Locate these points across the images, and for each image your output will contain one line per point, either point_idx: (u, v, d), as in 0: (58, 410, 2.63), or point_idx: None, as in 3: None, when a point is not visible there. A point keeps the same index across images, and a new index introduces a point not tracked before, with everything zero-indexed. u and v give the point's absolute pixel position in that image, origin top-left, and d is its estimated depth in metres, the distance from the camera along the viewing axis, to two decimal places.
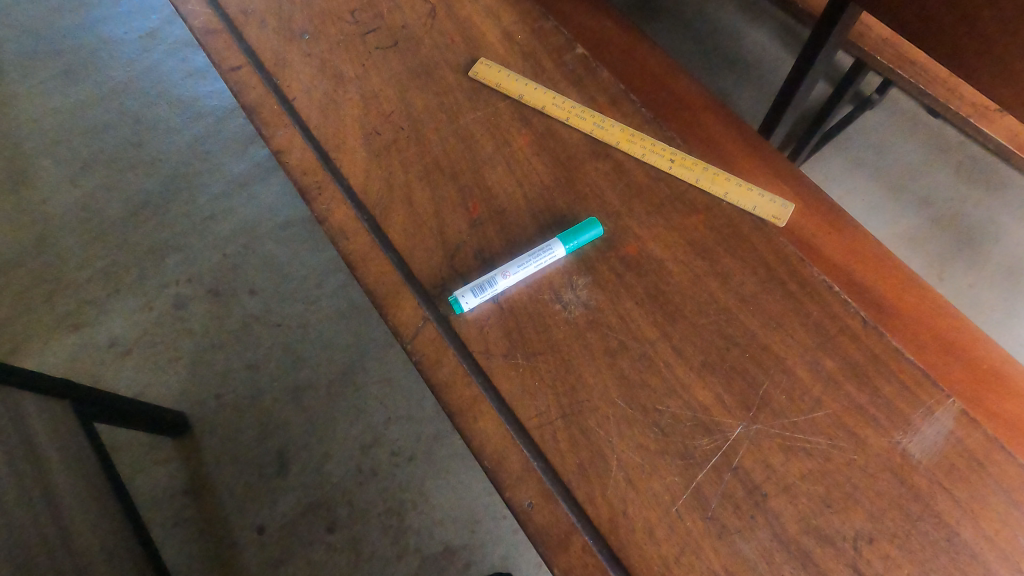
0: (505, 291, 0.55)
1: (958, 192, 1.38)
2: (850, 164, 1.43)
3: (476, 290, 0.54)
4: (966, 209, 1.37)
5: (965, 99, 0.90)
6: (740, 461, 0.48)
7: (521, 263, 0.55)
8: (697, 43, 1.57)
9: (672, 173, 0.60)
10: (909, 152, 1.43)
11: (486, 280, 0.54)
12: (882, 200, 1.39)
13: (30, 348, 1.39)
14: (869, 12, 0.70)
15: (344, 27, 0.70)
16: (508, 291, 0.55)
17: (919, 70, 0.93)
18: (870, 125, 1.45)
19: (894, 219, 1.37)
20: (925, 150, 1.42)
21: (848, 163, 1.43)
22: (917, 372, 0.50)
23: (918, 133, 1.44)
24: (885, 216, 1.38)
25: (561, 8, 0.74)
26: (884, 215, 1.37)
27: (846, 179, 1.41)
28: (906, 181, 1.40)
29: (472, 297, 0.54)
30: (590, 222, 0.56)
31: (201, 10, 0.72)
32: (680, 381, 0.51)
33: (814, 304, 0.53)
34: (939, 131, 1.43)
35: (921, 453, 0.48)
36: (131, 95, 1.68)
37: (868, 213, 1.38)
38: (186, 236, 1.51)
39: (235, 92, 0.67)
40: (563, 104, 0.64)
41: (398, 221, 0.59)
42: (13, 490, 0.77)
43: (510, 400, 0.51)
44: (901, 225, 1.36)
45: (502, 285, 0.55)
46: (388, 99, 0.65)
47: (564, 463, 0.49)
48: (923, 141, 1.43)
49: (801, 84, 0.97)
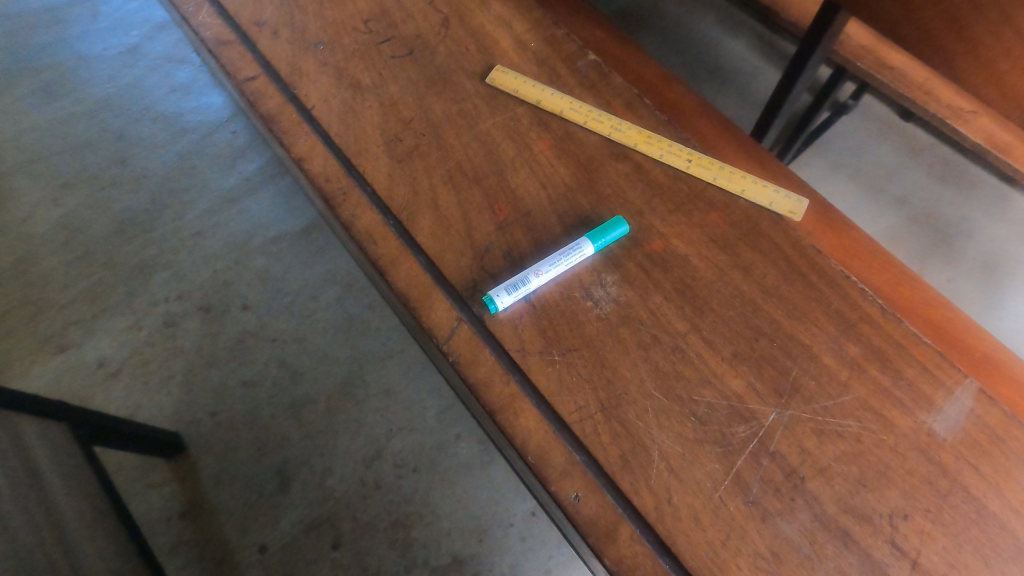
0: (537, 290, 0.56)
1: (932, 191, 1.44)
2: (829, 167, 1.49)
3: (509, 289, 0.55)
4: (941, 206, 1.43)
5: (941, 102, 0.94)
6: (777, 445, 0.50)
7: (553, 262, 0.56)
8: (679, 53, 1.62)
9: (690, 172, 0.62)
10: (884, 154, 1.49)
11: (518, 279, 0.56)
12: (862, 200, 1.45)
13: (13, 371, 1.34)
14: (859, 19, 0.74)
15: (358, 37, 0.70)
16: (540, 289, 0.56)
17: (897, 74, 0.98)
18: (846, 130, 1.52)
19: (875, 219, 1.43)
20: (899, 152, 1.49)
21: (828, 166, 1.49)
22: (935, 355, 0.53)
23: (892, 136, 1.50)
24: (867, 217, 1.43)
25: (567, 18, 0.76)
26: (865, 215, 1.43)
27: (828, 181, 1.47)
28: (883, 182, 1.46)
29: (506, 295, 0.55)
30: (617, 220, 0.58)
31: (212, 22, 0.72)
32: (713, 371, 0.52)
33: (835, 294, 0.56)
34: (911, 134, 1.50)
35: (946, 431, 0.50)
36: (113, 111, 1.65)
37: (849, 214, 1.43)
38: (175, 252, 1.49)
39: (251, 102, 0.67)
40: (581, 108, 0.66)
41: (425, 225, 0.59)
42: (19, 513, 0.75)
43: (549, 396, 0.52)
44: (881, 224, 1.42)
45: (535, 283, 0.56)
46: (406, 106, 0.66)
47: (607, 455, 0.49)
48: (897, 144, 1.49)
49: (793, 88, 1.01)
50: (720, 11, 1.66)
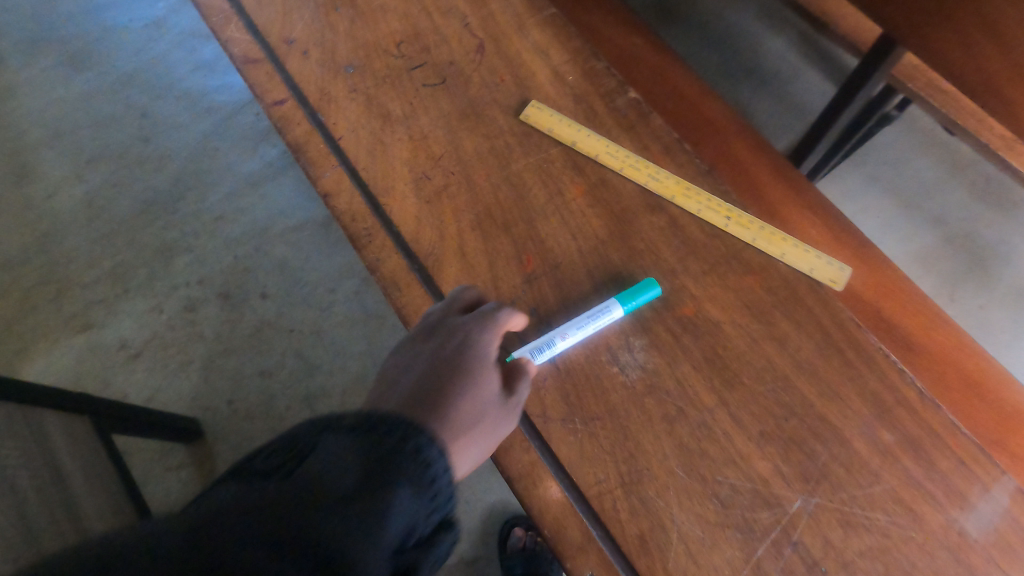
0: (562, 351, 0.54)
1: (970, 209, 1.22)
2: (862, 181, 1.27)
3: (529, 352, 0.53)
4: (979, 227, 1.21)
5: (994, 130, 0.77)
6: (800, 535, 0.49)
7: (579, 324, 0.54)
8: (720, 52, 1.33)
9: (728, 231, 0.59)
10: (920, 164, 1.26)
11: (540, 341, 0.54)
12: (893, 216, 1.24)
13: (38, 349, 1.36)
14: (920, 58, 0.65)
15: (390, 61, 0.68)
16: (565, 351, 0.55)
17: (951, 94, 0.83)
18: (883, 140, 1.28)
19: (904, 238, 1.22)
20: (937, 163, 1.26)
21: (859, 178, 1.27)
22: (971, 447, 0.51)
23: (932, 150, 1.27)
24: (896, 234, 1.22)
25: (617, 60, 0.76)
26: (894, 233, 1.22)
27: (858, 196, 1.26)
28: (918, 196, 1.24)
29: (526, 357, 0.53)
30: (648, 282, 0.56)
31: (241, 37, 0.70)
32: (739, 450, 0.51)
33: (871, 373, 0.53)
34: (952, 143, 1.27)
35: (978, 532, 0.48)
36: (138, 87, 1.62)
37: (877, 231, 1.22)
38: (197, 236, 1.48)
39: (278, 128, 0.65)
40: (616, 153, 0.63)
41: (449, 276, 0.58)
42: (42, 515, 0.75)
43: (569, 467, 0.51)
44: (911, 243, 1.21)
45: (558, 347, 0.54)
46: (437, 141, 0.64)
47: (625, 533, 0.49)
48: (937, 159, 1.26)
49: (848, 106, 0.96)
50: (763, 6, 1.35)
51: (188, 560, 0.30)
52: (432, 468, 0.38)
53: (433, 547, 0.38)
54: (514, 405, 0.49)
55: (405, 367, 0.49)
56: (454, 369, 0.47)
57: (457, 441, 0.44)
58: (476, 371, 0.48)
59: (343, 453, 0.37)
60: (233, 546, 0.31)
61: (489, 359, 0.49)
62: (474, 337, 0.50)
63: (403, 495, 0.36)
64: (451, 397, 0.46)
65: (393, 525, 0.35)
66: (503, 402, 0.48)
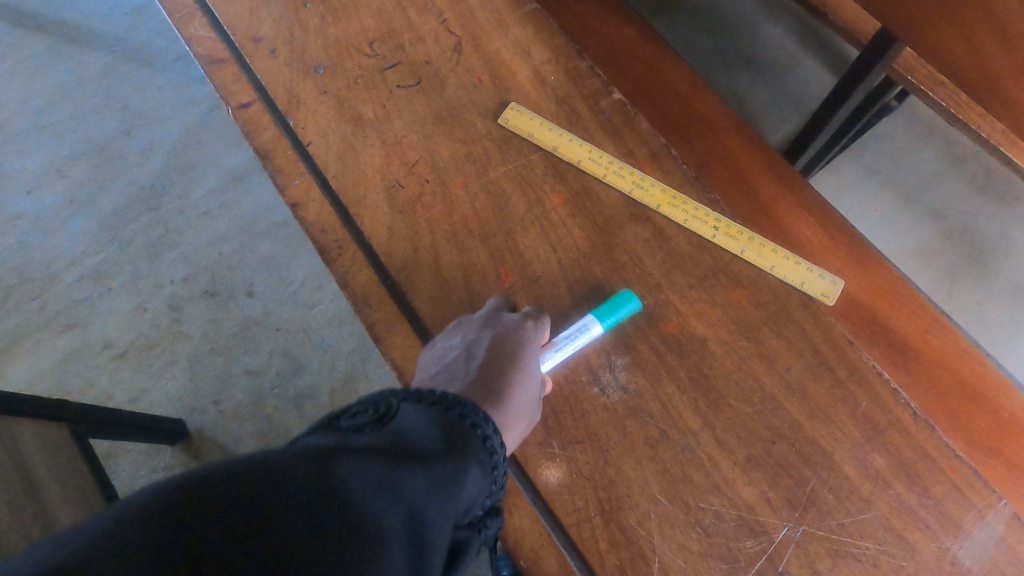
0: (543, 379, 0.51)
1: (973, 202, 1.16)
2: (861, 173, 1.22)
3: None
4: (982, 221, 1.15)
5: (997, 126, 0.74)
6: (787, 565, 0.47)
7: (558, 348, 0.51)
8: (713, 38, 1.27)
9: (716, 242, 0.57)
10: (921, 157, 1.20)
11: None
12: (891, 210, 1.19)
13: (21, 348, 1.33)
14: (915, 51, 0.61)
15: (363, 61, 0.64)
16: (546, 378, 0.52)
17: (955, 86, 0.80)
18: (884, 131, 1.22)
19: (902, 232, 1.18)
20: (938, 155, 1.20)
21: (856, 171, 1.22)
22: (967, 471, 0.49)
23: (933, 142, 1.20)
24: (894, 229, 1.18)
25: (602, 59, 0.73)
26: (892, 228, 1.18)
27: (856, 189, 1.21)
28: (918, 190, 1.19)
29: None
30: (626, 295, 0.53)
31: (205, 35, 0.66)
32: (725, 476, 0.49)
33: (864, 394, 0.51)
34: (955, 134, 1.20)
35: (971, 560, 0.47)
36: (120, 78, 1.56)
37: (874, 226, 1.18)
38: (181, 232, 1.43)
39: (245, 133, 0.62)
40: (600, 158, 0.60)
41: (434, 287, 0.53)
42: (13, 529, 0.73)
43: (547, 494, 0.49)
44: (908, 238, 1.17)
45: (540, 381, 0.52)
46: (412, 146, 0.61)
47: (604, 564, 0.47)
48: (939, 150, 1.20)
49: (848, 100, 0.93)
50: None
51: (287, 488, 0.26)
52: (495, 450, 0.37)
53: (481, 530, 0.37)
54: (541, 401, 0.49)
55: (455, 354, 0.48)
56: (508, 359, 0.47)
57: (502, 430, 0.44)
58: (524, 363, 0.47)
59: (422, 423, 0.36)
60: (337, 476, 0.28)
61: (535, 355, 0.49)
62: (524, 333, 0.50)
63: (473, 471, 0.34)
64: (507, 386, 0.45)
65: (466, 497, 0.33)
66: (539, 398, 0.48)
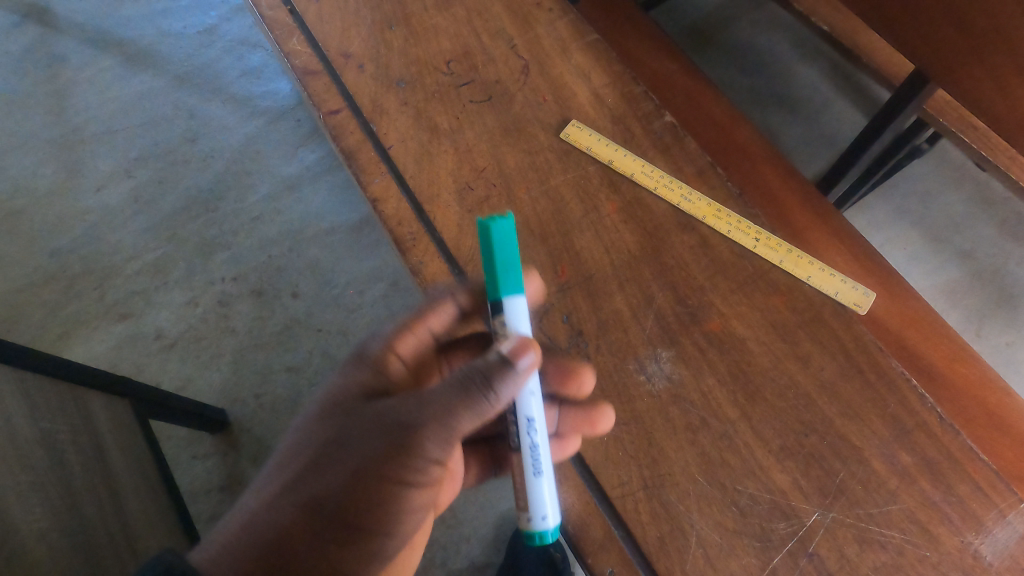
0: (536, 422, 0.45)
1: (1001, 247, 1.20)
2: (891, 212, 1.25)
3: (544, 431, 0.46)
4: (1009, 265, 1.19)
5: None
6: (816, 547, 0.51)
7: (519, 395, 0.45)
8: (750, 76, 1.33)
9: (757, 252, 0.62)
10: (952, 201, 1.24)
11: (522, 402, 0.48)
12: (922, 249, 1.22)
13: (79, 334, 1.31)
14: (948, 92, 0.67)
15: (440, 78, 0.72)
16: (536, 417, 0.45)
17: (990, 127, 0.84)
18: (915, 172, 1.27)
19: (933, 271, 1.20)
20: (968, 200, 1.24)
21: (889, 210, 1.25)
22: (990, 474, 0.52)
23: (964, 186, 1.24)
24: (925, 268, 1.20)
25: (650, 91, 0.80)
26: (923, 266, 1.20)
27: (887, 226, 1.24)
28: (947, 232, 1.22)
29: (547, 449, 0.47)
30: (508, 242, 0.44)
31: (302, 50, 0.75)
32: (760, 463, 0.53)
33: (892, 397, 0.55)
34: (986, 181, 1.24)
35: (992, 555, 0.50)
36: (188, 89, 1.54)
37: (906, 264, 1.21)
38: (235, 234, 1.41)
39: (333, 136, 0.70)
40: (651, 172, 0.66)
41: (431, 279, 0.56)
42: (86, 488, 0.72)
43: (594, 467, 0.54)
44: (939, 277, 1.19)
45: (534, 402, 0.45)
46: (481, 154, 0.68)
47: (645, 534, 0.51)
48: (969, 194, 1.24)
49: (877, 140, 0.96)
50: (798, 36, 1.35)
51: None
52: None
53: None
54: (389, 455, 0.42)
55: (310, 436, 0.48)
56: (322, 434, 0.44)
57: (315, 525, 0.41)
58: (349, 415, 0.45)
59: None
60: None
61: (356, 415, 0.45)
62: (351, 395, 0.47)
63: None
64: (308, 474, 0.42)
65: None
66: (383, 441, 0.42)
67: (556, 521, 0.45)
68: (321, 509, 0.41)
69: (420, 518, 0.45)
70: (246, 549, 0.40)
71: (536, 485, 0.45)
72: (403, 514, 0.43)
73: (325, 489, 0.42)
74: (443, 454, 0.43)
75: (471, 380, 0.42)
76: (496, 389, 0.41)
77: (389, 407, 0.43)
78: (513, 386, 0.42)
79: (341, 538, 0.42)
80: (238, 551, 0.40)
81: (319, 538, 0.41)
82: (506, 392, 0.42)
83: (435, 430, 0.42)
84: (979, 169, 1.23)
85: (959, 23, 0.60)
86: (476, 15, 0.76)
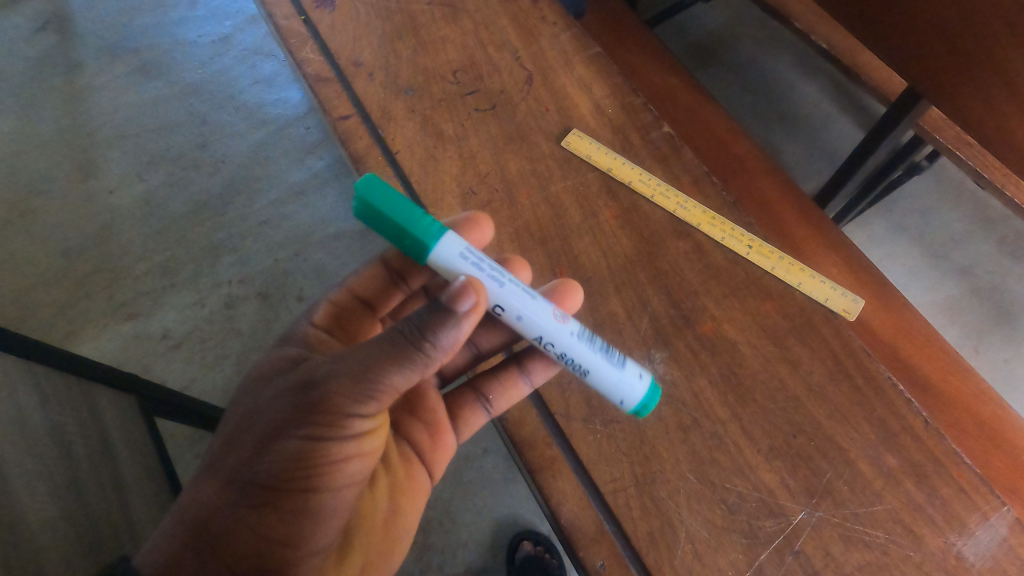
0: (555, 322, 0.46)
1: (999, 264, 1.22)
2: (890, 228, 1.27)
3: (564, 329, 0.46)
4: (1007, 282, 1.20)
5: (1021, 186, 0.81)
6: (803, 545, 0.52)
7: (520, 316, 0.46)
8: (750, 92, 1.36)
9: (750, 259, 0.64)
10: (951, 219, 1.26)
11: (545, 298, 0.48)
12: (921, 265, 1.23)
13: (87, 332, 1.33)
14: (939, 109, 0.69)
15: (446, 87, 0.75)
16: (551, 316, 0.46)
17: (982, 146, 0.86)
18: (914, 189, 1.28)
19: (931, 286, 1.21)
20: (967, 218, 1.25)
21: (888, 226, 1.27)
22: (973, 477, 0.54)
23: (963, 203, 1.26)
24: (924, 283, 1.22)
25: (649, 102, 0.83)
26: (922, 282, 1.22)
27: (885, 241, 1.26)
28: (946, 249, 1.24)
29: (587, 336, 0.47)
30: (387, 196, 0.43)
31: (315, 58, 0.78)
32: (749, 462, 0.55)
33: (879, 401, 0.57)
34: (985, 198, 1.25)
35: (975, 556, 0.51)
36: (201, 96, 1.57)
37: (905, 279, 1.22)
38: (243, 238, 1.43)
39: (342, 141, 0.73)
40: (648, 180, 0.68)
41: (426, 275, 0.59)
42: (92, 479, 0.74)
43: (587, 462, 0.56)
44: (937, 293, 1.21)
45: (535, 309, 0.46)
46: (485, 160, 0.70)
47: (636, 528, 0.53)
48: (967, 212, 1.26)
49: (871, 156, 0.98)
50: (798, 54, 1.38)
51: None
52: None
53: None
54: (308, 416, 0.42)
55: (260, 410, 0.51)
56: (249, 407, 0.46)
57: (241, 492, 0.43)
58: (273, 385, 0.46)
59: None
60: None
61: (280, 383, 0.45)
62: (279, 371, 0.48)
63: None
64: (234, 444, 0.44)
65: None
66: (301, 403, 0.42)
67: (646, 377, 0.48)
68: (242, 473, 0.43)
69: (358, 475, 0.45)
70: (181, 517, 0.43)
71: (602, 372, 0.47)
72: (332, 472, 0.43)
73: (249, 455, 0.43)
74: (370, 409, 0.42)
75: (397, 333, 0.41)
76: (431, 339, 0.41)
77: (311, 370, 0.44)
78: (452, 334, 0.41)
79: (269, 502, 0.42)
80: (175, 520, 0.43)
81: (246, 502, 0.42)
82: (442, 342, 0.41)
83: (361, 386, 0.41)
84: (978, 186, 1.25)
85: (950, 42, 0.62)
86: (482, 28, 0.78)
